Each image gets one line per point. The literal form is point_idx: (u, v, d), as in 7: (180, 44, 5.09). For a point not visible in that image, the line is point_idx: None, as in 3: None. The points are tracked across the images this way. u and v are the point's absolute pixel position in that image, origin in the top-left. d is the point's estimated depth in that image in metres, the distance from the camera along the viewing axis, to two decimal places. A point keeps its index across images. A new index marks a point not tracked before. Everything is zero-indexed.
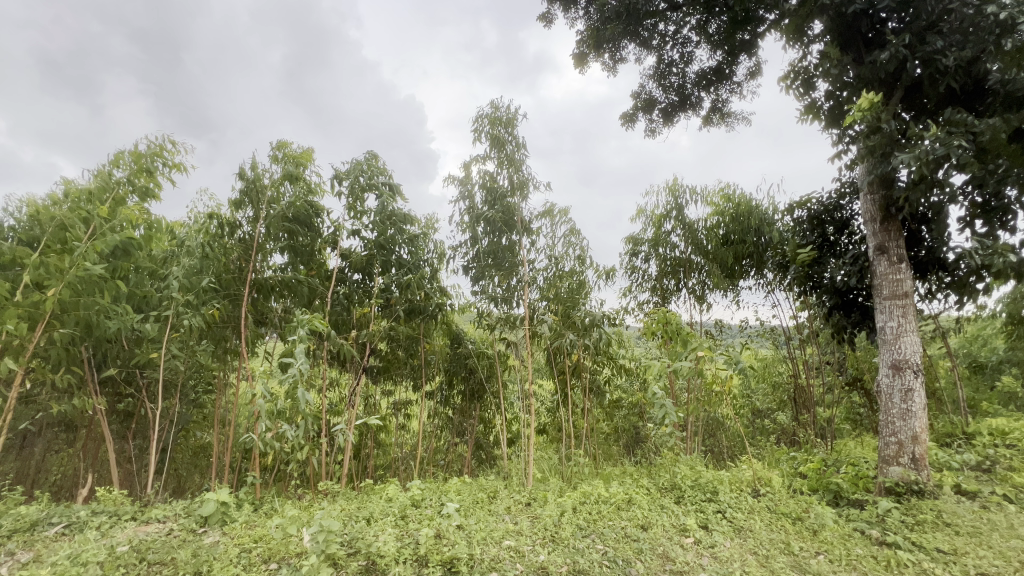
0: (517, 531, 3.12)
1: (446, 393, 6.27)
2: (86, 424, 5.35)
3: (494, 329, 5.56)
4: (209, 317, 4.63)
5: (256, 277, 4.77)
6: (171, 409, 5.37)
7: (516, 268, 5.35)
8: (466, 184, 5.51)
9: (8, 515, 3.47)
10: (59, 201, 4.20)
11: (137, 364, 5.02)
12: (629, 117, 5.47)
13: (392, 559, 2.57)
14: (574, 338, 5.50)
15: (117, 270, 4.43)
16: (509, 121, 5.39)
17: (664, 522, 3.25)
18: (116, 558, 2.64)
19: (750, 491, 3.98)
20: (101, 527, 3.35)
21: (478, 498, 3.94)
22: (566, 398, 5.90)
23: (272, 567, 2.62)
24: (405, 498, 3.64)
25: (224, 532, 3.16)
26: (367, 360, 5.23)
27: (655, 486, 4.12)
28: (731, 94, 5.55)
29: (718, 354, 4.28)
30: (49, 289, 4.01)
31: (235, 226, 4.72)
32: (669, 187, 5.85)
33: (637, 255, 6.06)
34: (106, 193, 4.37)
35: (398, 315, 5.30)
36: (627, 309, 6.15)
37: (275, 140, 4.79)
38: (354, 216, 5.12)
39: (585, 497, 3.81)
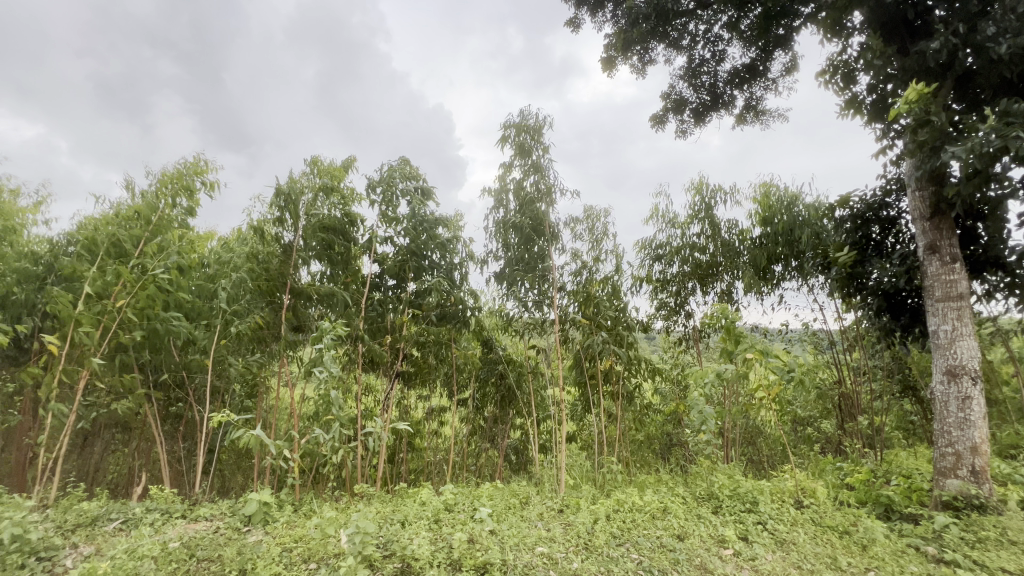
0: (549, 538, 3.09)
1: (478, 399, 6.32)
2: (139, 426, 5.67)
3: (524, 335, 5.58)
4: (253, 325, 4.85)
5: (293, 285, 4.94)
6: (217, 412, 5.64)
7: (547, 273, 5.33)
8: (495, 191, 5.55)
9: (70, 511, 3.71)
10: (116, 219, 4.53)
11: (186, 369, 5.31)
12: (658, 118, 5.38)
13: (427, 562, 2.62)
14: (605, 343, 5.43)
15: (173, 283, 4.75)
16: (536, 128, 5.42)
17: (701, 532, 3.16)
18: (168, 554, 2.78)
19: (793, 503, 3.81)
20: (155, 523, 3.53)
21: (510, 503, 3.95)
22: (598, 404, 5.82)
23: (312, 567, 2.69)
24: (439, 502, 3.69)
25: (266, 532, 3.28)
26: (400, 364, 5.32)
27: (691, 495, 4.03)
28: (766, 92, 5.39)
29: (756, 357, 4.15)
30: (117, 300, 4.35)
31: (278, 238, 4.94)
32: (697, 189, 5.74)
33: (662, 256, 6.00)
34: (155, 211, 4.65)
35: (430, 320, 5.40)
36: (659, 313, 6.04)
37: (309, 157, 5.01)
38: (386, 223, 5.27)
39: (618, 505, 3.75)
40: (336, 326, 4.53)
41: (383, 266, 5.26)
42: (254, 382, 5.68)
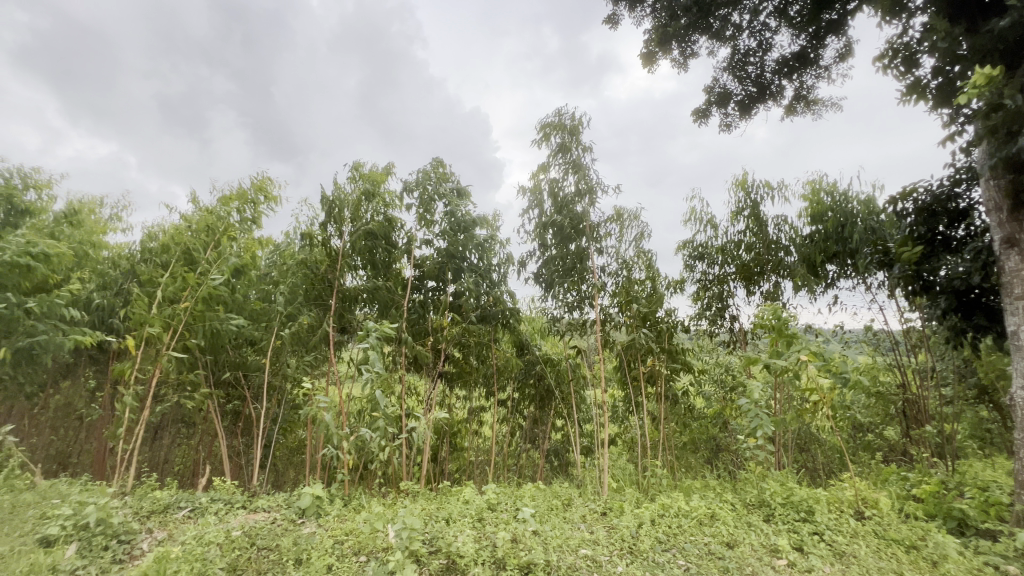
0: (593, 540, 3.07)
1: (518, 400, 6.35)
2: (203, 421, 6.08)
3: (565, 336, 5.55)
4: (304, 327, 5.11)
5: (341, 288, 5.13)
6: (271, 410, 5.95)
7: (587, 273, 5.28)
8: (532, 191, 5.57)
9: (145, 498, 4.01)
10: (184, 230, 4.95)
11: (244, 368, 5.67)
12: (701, 112, 5.22)
13: (471, 559, 2.66)
14: (648, 343, 5.33)
15: (235, 289, 5.13)
16: (574, 128, 5.38)
17: (752, 541, 3.05)
18: (232, 541, 2.97)
19: (853, 514, 3.60)
20: (219, 512, 3.78)
21: (553, 505, 3.95)
22: (641, 406, 5.72)
23: (362, 560, 2.79)
24: (482, 501, 3.74)
25: (319, 524, 3.43)
26: (441, 365, 5.43)
27: (741, 502, 3.89)
28: (819, 80, 5.10)
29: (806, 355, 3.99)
30: (185, 302, 4.74)
31: (325, 243, 5.15)
32: (739, 184, 5.54)
33: (704, 256, 5.83)
34: (220, 222, 5.03)
35: (470, 322, 5.46)
36: (703, 315, 5.82)
37: (350, 163, 5.20)
38: (426, 226, 5.41)
39: (663, 509, 3.67)
40: (384, 327, 4.72)
41: (423, 269, 5.38)
42: (304, 381, 5.94)
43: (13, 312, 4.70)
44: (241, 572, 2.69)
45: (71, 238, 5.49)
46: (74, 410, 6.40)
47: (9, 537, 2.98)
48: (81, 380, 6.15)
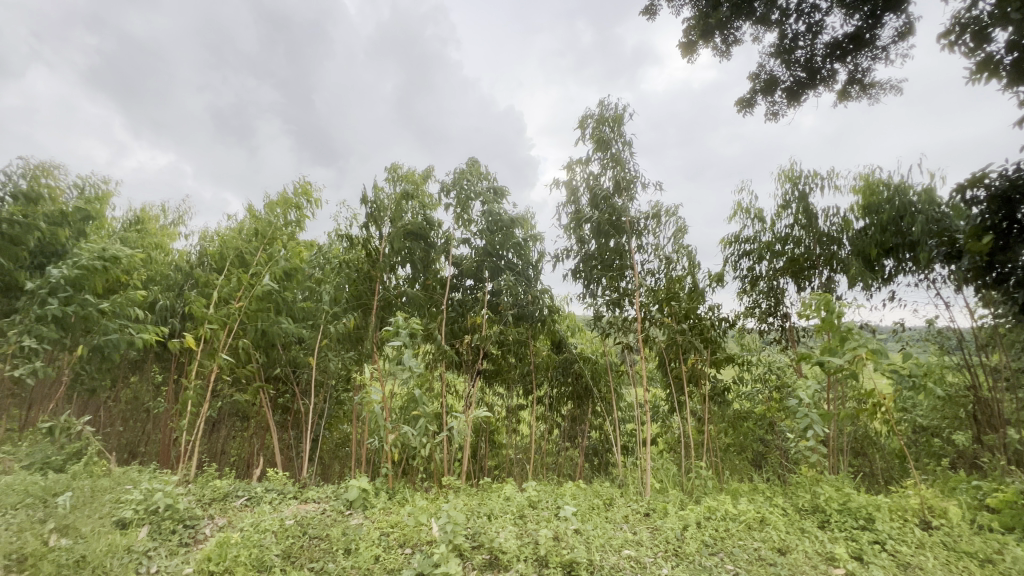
0: (636, 541, 3.02)
1: (556, 398, 6.32)
2: (256, 415, 6.40)
3: (608, 334, 5.48)
4: (349, 325, 5.31)
5: (384, 288, 5.29)
6: (318, 405, 6.20)
7: (627, 270, 5.19)
8: (570, 188, 5.51)
9: (207, 486, 4.27)
10: (237, 234, 5.24)
11: (294, 364, 5.95)
12: (744, 100, 4.88)
13: (514, 556, 2.69)
14: (691, 342, 5.18)
15: (284, 290, 5.40)
16: (616, 119, 5.29)
17: (806, 548, 2.91)
18: (285, 530, 3.12)
19: (918, 523, 3.38)
20: (273, 501, 3.97)
21: (594, 504, 3.91)
22: (683, 406, 5.58)
23: (407, 552, 2.87)
24: (523, 498, 3.76)
25: (366, 516, 3.54)
26: (480, 363, 5.48)
27: (793, 507, 3.73)
28: (877, 62, 4.41)
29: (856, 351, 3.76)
30: (239, 303, 5.04)
31: (367, 243, 5.30)
32: (786, 175, 5.28)
33: (750, 251, 5.60)
34: (269, 226, 5.28)
35: (507, 320, 5.48)
36: (748, 312, 5.59)
37: (389, 164, 5.33)
38: (463, 225, 5.49)
39: (710, 512, 3.56)
40: (413, 323, 4.81)
41: (462, 268, 5.46)
42: (348, 378, 6.14)
43: (87, 312, 5.12)
44: (294, 560, 2.82)
45: (137, 243, 5.93)
46: (142, 403, 6.91)
47: (90, 518, 3.24)
48: (148, 375, 6.63)
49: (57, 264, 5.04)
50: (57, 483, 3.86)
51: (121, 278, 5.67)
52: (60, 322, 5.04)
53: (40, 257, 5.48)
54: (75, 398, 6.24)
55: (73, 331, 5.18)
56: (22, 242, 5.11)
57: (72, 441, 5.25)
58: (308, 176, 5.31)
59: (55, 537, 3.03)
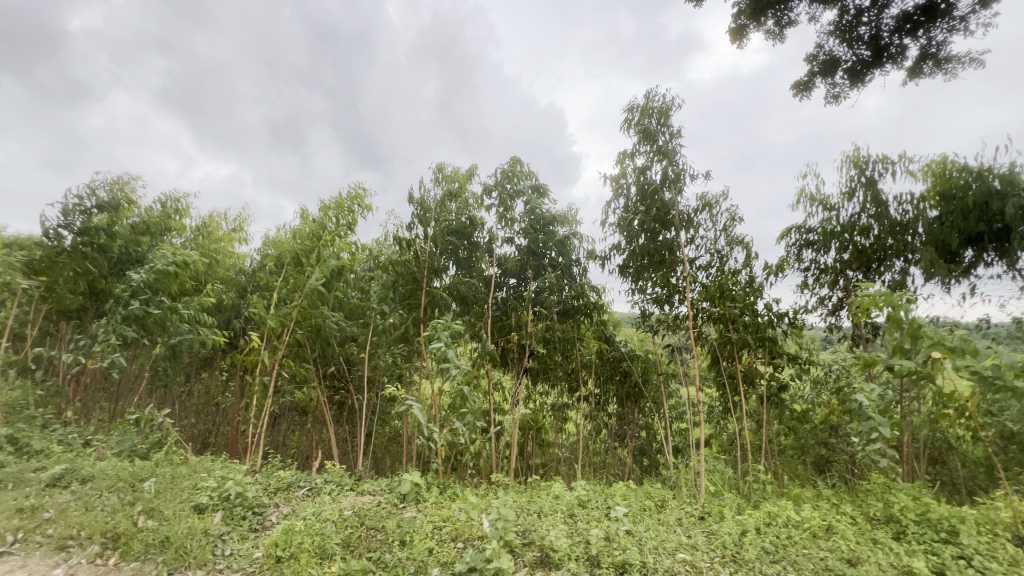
0: (691, 545, 2.94)
1: (603, 397, 6.22)
2: (313, 410, 6.72)
3: (656, 332, 5.41)
4: (397, 324, 5.44)
5: (430, 288, 5.37)
6: (371, 401, 6.43)
7: (676, 265, 5.03)
8: (617, 181, 5.41)
9: (272, 476, 4.52)
10: (293, 238, 5.53)
11: (347, 361, 6.21)
12: (802, 84, 4.58)
13: (565, 555, 2.68)
14: (745, 339, 4.95)
15: (335, 289, 5.65)
16: (662, 111, 5.14)
17: (879, 559, 2.72)
18: (344, 520, 3.25)
19: (1012, 540, 3.06)
20: (332, 492, 4.16)
21: (646, 505, 3.82)
22: (738, 405, 5.37)
23: (460, 545, 2.92)
24: (572, 497, 3.73)
25: (419, 509, 3.63)
26: (526, 360, 5.53)
27: (863, 516, 3.49)
28: (954, 34, 3.87)
29: (917, 351, 3.52)
30: (295, 302, 5.35)
31: (413, 243, 5.41)
32: (852, 159, 4.92)
33: (812, 242, 5.26)
34: (322, 229, 5.54)
35: (553, 318, 5.45)
36: (810, 307, 5.24)
37: (434, 165, 5.44)
38: (506, 225, 5.52)
39: (770, 518, 3.40)
40: (454, 324, 4.95)
41: (506, 267, 5.51)
42: (398, 375, 6.32)
43: (163, 312, 5.56)
44: (353, 549, 2.94)
45: (205, 249, 6.40)
46: (213, 397, 7.43)
47: (172, 502, 3.53)
48: (217, 370, 7.14)
49: (138, 269, 5.54)
50: (143, 469, 4.22)
51: (192, 281, 6.11)
52: (141, 322, 5.54)
53: (121, 262, 5.99)
54: (155, 392, 6.81)
55: (152, 330, 5.64)
56: (108, 249, 5.66)
57: (154, 431, 5.73)
58: (359, 179, 5.55)
59: (143, 519, 3.33)
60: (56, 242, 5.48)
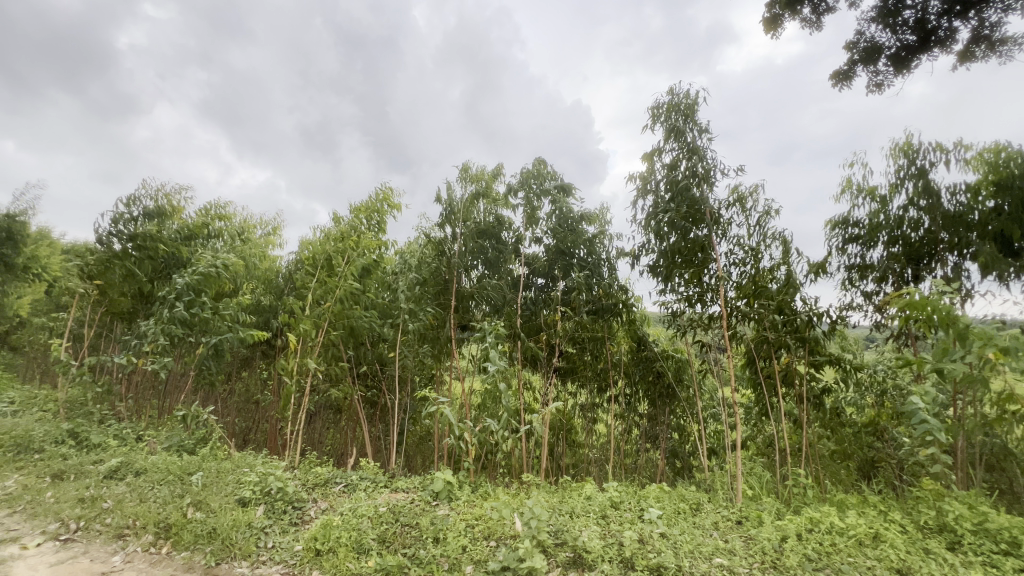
0: (728, 550, 2.87)
1: (633, 397, 6.15)
2: (347, 408, 6.89)
3: (687, 332, 5.30)
4: (427, 324, 5.52)
5: (460, 288, 5.44)
6: (402, 400, 6.55)
7: (709, 263, 4.91)
8: (647, 178, 5.32)
9: (310, 473, 4.66)
10: (326, 240, 5.70)
11: (379, 361, 6.35)
12: (841, 74, 4.40)
13: (599, 556, 2.66)
14: (784, 338, 4.80)
15: (367, 289, 5.78)
16: (689, 107, 5.03)
17: (932, 569, 2.58)
18: (380, 516, 3.33)
19: None
20: (367, 489, 4.26)
21: (680, 508, 3.76)
22: (775, 407, 5.20)
23: (492, 544, 2.95)
24: (604, 498, 3.70)
25: (452, 507, 3.67)
26: (556, 360, 5.52)
27: (914, 525, 3.32)
28: (1010, 14, 3.55)
29: (970, 352, 3.32)
30: (328, 303, 5.52)
31: (442, 244, 5.49)
32: (901, 148, 4.69)
33: (857, 235, 5.04)
34: (351, 231, 5.69)
35: (582, 318, 5.43)
36: (854, 304, 5.02)
37: (460, 165, 5.50)
38: (534, 225, 5.52)
39: (812, 524, 3.28)
40: (500, 327, 5.02)
41: (534, 267, 5.52)
42: (428, 375, 6.42)
43: (206, 313, 5.81)
44: (389, 544, 3.01)
45: (243, 252, 6.66)
46: (252, 396, 7.72)
47: (218, 496, 3.69)
48: (257, 370, 7.42)
49: (182, 272, 5.83)
50: (191, 463, 4.43)
51: (232, 283, 6.38)
52: (186, 323, 5.82)
53: (167, 266, 6.27)
54: (199, 390, 7.13)
55: (196, 330, 5.91)
56: (154, 253, 5.98)
57: (199, 427, 6.00)
58: (385, 179, 5.69)
59: (192, 510, 3.49)
60: (107, 248, 5.81)
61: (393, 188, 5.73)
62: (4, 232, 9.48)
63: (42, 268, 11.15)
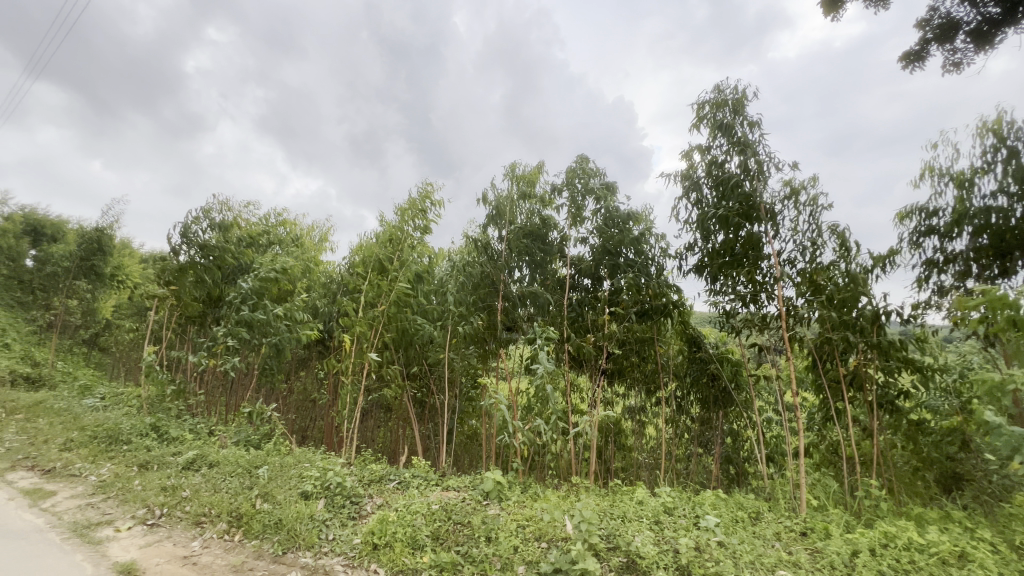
0: (792, 562, 2.73)
1: (684, 400, 5.95)
2: (398, 407, 7.10)
3: (740, 333, 5.08)
4: (475, 326, 5.61)
5: (506, 289, 5.49)
6: (451, 400, 6.66)
7: (763, 261, 4.69)
8: (695, 175, 5.14)
9: (366, 469, 4.84)
10: (376, 243, 5.92)
11: (429, 362, 6.50)
12: (913, 55, 4.07)
13: (653, 562, 2.61)
14: (850, 339, 4.50)
15: (418, 290, 5.97)
16: (737, 101, 4.83)
17: None
18: (433, 513, 3.41)
19: None
20: (420, 486, 4.37)
21: (739, 516, 3.61)
22: (842, 413, 4.88)
23: (544, 546, 2.95)
24: (658, 503, 3.61)
25: (502, 507, 3.71)
26: (603, 362, 5.45)
27: (1008, 545, 3.01)
28: None
29: None
30: (382, 304, 5.80)
31: (487, 246, 5.57)
32: (991, 128, 4.28)
33: (937, 224, 4.64)
34: (399, 234, 5.88)
35: (630, 318, 5.31)
36: (932, 300, 4.63)
37: (507, 166, 5.54)
38: (578, 225, 5.48)
39: (887, 539, 3.05)
40: (550, 329, 5.01)
41: (580, 268, 5.47)
42: (476, 376, 6.51)
43: (268, 315, 6.18)
44: (442, 541, 3.09)
45: (300, 256, 7.03)
46: (310, 394, 8.11)
47: (284, 489, 3.91)
48: (314, 370, 7.79)
49: (247, 275, 6.34)
50: (258, 458, 4.71)
51: (291, 287, 6.74)
52: (251, 324, 6.21)
53: (233, 272, 6.75)
54: (262, 388, 7.57)
55: (261, 332, 6.30)
56: (220, 261, 6.43)
57: (264, 423, 6.36)
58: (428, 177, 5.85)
59: (260, 501, 3.72)
60: (177, 257, 6.33)
61: (436, 185, 5.88)
62: (95, 243, 10.13)
63: (126, 275, 12.18)
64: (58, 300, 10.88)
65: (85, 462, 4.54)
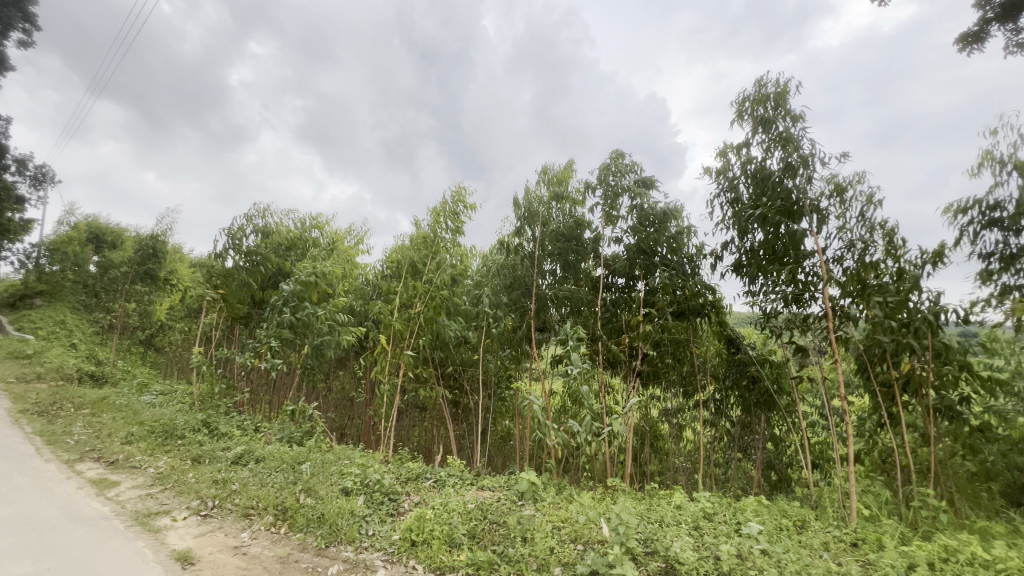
0: (842, 573, 2.61)
1: (723, 403, 5.78)
2: (433, 407, 7.21)
3: (783, 334, 4.89)
4: (508, 326, 5.64)
5: (539, 290, 5.48)
6: (485, 400, 6.72)
7: (807, 260, 4.49)
8: (734, 171, 4.97)
9: (402, 467, 4.94)
10: (410, 246, 6.04)
11: (463, 362, 6.58)
12: (970, 38, 3.84)
13: (693, 568, 2.55)
14: (903, 340, 4.25)
15: (452, 292, 6.06)
16: (778, 95, 4.63)
17: None
18: (469, 512, 3.44)
19: None
20: (455, 486, 4.43)
21: (783, 524, 3.47)
22: (895, 418, 4.62)
23: (579, 548, 2.93)
24: (697, 509, 3.53)
25: (537, 508, 3.72)
26: (638, 363, 5.37)
27: None
28: None
29: None
30: (417, 306, 5.91)
31: (520, 247, 5.58)
32: None
33: (1000, 217, 4.32)
34: (432, 236, 5.98)
35: (666, 319, 5.20)
36: (995, 298, 4.32)
37: (540, 167, 5.55)
38: (612, 224, 5.41)
39: (949, 553, 2.87)
40: (583, 330, 4.98)
41: (614, 268, 5.40)
42: (509, 376, 6.54)
43: (308, 317, 6.41)
44: (478, 541, 3.11)
45: (337, 259, 7.25)
46: (348, 393, 8.35)
47: (325, 484, 4.04)
48: (352, 370, 8.01)
49: (289, 279, 6.57)
50: (301, 454, 4.89)
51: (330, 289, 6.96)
52: (292, 326, 6.45)
53: (275, 275, 7.04)
54: (303, 387, 7.84)
55: (302, 333, 6.53)
56: (263, 265, 6.73)
57: (305, 421, 6.59)
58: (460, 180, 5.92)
59: (303, 496, 3.86)
60: (223, 261, 6.65)
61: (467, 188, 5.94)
62: (150, 250, 10.69)
63: (178, 280, 12.87)
64: (118, 303, 11.61)
65: (144, 456, 4.84)
